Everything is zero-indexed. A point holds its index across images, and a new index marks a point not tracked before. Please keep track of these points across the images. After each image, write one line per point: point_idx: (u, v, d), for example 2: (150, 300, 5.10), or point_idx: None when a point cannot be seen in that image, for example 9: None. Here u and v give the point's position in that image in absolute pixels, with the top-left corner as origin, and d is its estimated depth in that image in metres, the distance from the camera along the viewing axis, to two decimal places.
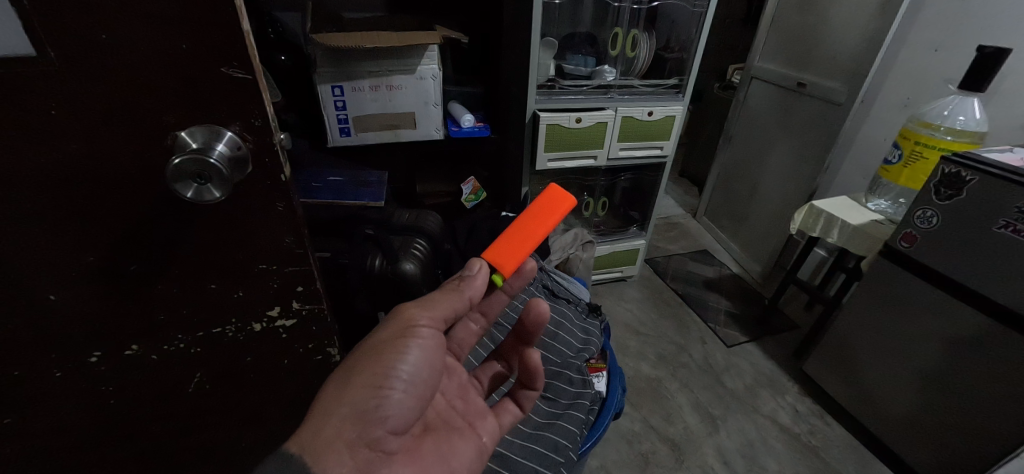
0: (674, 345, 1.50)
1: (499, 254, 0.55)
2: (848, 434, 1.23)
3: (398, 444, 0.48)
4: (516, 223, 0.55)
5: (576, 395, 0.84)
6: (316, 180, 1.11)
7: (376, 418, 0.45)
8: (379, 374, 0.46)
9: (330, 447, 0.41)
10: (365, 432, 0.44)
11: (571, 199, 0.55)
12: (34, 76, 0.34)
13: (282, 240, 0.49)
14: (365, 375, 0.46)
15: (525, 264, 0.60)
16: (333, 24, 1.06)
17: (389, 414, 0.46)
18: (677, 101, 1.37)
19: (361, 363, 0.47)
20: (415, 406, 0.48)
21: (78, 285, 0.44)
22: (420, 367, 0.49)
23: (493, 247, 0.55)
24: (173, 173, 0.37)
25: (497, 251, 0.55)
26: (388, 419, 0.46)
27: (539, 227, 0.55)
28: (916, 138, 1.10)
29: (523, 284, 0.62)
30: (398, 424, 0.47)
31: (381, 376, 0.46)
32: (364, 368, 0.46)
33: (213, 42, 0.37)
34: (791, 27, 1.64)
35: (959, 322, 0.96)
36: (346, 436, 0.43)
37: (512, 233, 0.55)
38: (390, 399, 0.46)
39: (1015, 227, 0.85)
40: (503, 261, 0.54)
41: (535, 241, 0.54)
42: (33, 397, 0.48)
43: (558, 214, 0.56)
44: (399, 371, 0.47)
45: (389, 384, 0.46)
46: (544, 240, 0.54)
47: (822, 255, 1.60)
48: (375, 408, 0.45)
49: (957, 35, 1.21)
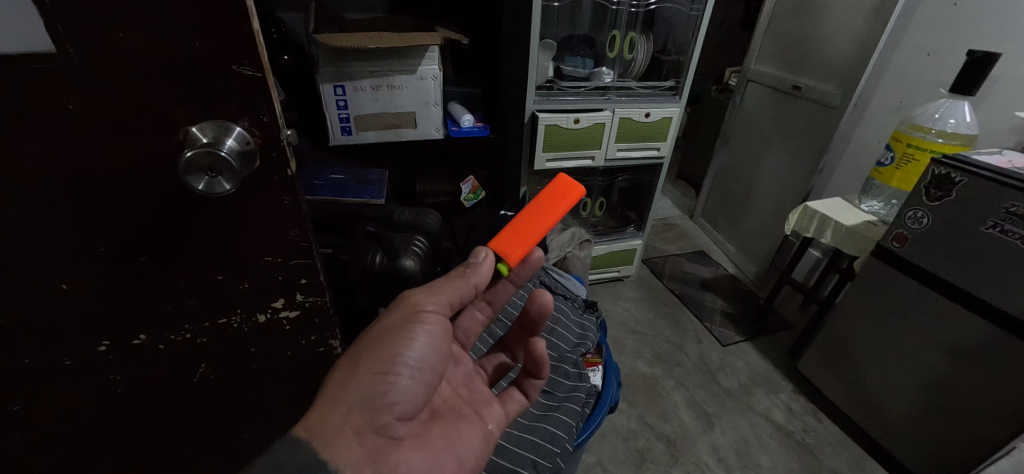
0: (669, 344, 1.51)
1: (505, 243, 0.55)
2: (841, 432, 1.25)
3: (405, 431, 0.49)
4: (523, 213, 0.57)
5: (572, 388, 0.85)
6: (317, 178, 1.12)
7: (384, 404, 0.47)
8: (384, 361, 0.47)
9: (338, 434, 0.43)
10: (371, 419, 0.45)
11: (577, 188, 0.56)
12: (53, 72, 0.36)
13: (288, 233, 0.50)
14: (371, 361, 0.47)
15: (531, 253, 0.60)
16: (336, 26, 1.08)
17: (396, 400, 0.48)
18: (673, 102, 1.40)
19: (367, 350, 0.48)
20: (421, 392, 0.50)
21: (88, 275, 0.45)
22: (427, 353, 0.50)
23: (500, 235, 0.56)
24: (185, 166, 0.39)
25: (503, 239, 0.56)
26: (395, 405, 0.48)
27: (546, 216, 0.56)
28: (908, 140, 1.12)
29: (529, 273, 0.62)
30: (405, 410, 0.49)
31: (388, 362, 0.48)
32: (371, 353, 0.47)
33: (224, 41, 0.39)
34: (787, 31, 1.66)
35: (951, 321, 0.98)
36: (353, 423, 0.44)
37: (519, 221, 0.56)
38: (396, 385, 0.48)
39: (1003, 227, 0.87)
40: (508, 250, 0.55)
41: (543, 231, 0.55)
42: (45, 384, 0.49)
43: (564, 205, 0.56)
44: (405, 357, 0.49)
45: (395, 371, 0.48)
46: (551, 228, 0.55)
47: (817, 255, 1.62)
48: (382, 395, 0.46)
49: (949, 39, 1.24)
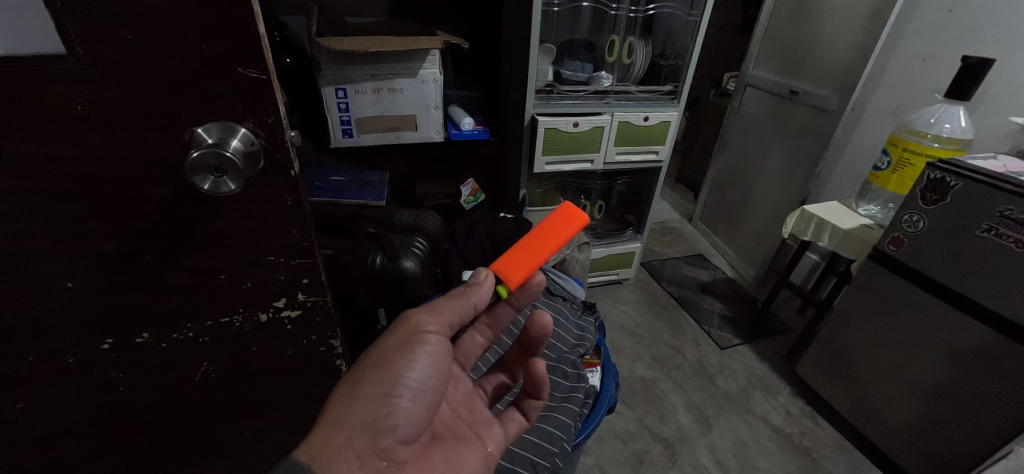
0: (668, 346, 1.52)
1: (506, 267, 0.56)
2: (839, 435, 1.25)
3: (406, 454, 0.50)
4: (528, 237, 0.57)
5: (571, 388, 0.85)
6: (318, 179, 1.13)
7: (387, 425, 0.47)
8: (385, 383, 0.48)
9: (339, 456, 0.43)
10: (374, 442, 0.46)
11: (582, 216, 0.56)
12: (62, 72, 0.36)
13: (290, 233, 0.51)
14: (372, 383, 0.48)
15: (532, 278, 0.60)
16: (338, 30, 1.10)
17: (397, 422, 0.48)
18: (671, 106, 1.41)
19: (368, 371, 0.49)
20: (422, 411, 0.50)
21: (92, 274, 0.45)
22: (427, 374, 0.51)
23: (503, 258, 0.56)
24: (192, 165, 0.40)
25: (506, 263, 0.56)
26: (397, 428, 0.48)
27: (550, 242, 0.56)
28: (904, 145, 1.13)
29: (529, 297, 0.62)
30: (406, 433, 0.49)
31: (388, 384, 0.48)
32: (375, 375, 0.48)
33: (231, 43, 0.40)
34: (784, 36, 1.68)
35: (949, 325, 0.98)
36: (354, 446, 0.45)
37: (522, 246, 0.56)
38: (397, 407, 0.48)
39: (998, 231, 0.88)
40: (509, 273, 0.55)
41: (545, 256, 0.55)
42: (47, 382, 0.50)
43: (569, 231, 0.57)
44: (406, 378, 0.49)
45: (395, 393, 0.48)
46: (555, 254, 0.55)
47: (815, 259, 1.63)
48: (382, 417, 0.47)
49: (944, 45, 1.25)
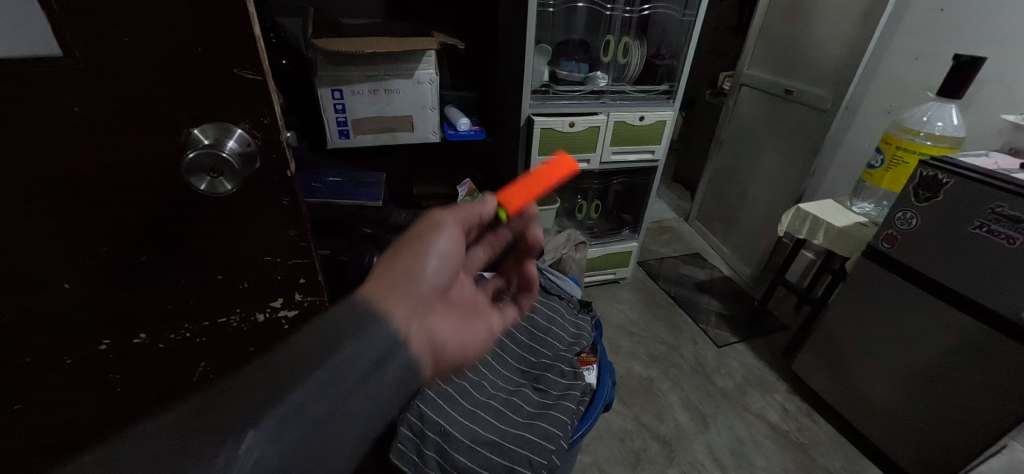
0: (665, 345, 1.53)
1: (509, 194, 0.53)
2: (835, 432, 1.26)
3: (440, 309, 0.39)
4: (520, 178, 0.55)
5: (567, 387, 0.85)
6: (315, 180, 1.13)
7: (431, 291, 0.36)
8: (413, 255, 0.38)
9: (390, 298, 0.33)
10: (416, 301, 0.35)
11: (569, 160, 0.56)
12: (58, 73, 0.36)
13: (287, 233, 0.51)
14: (397, 258, 0.37)
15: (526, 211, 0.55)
16: (334, 31, 1.10)
17: (433, 287, 0.37)
18: (667, 106, 1.42)
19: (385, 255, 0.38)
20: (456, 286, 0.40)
21: (89, 275, 0.45)
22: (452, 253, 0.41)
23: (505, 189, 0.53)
24: (186, 168, 0.40)
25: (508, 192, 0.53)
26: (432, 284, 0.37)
27: (540, 181, 0.54)
28: (896, 143, 1.14)
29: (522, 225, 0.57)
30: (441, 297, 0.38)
31: (415, 259, 0.38)
32: (418, 250, 0.39)
33: (227, 45, 0.40)
34: (778, 36, 1.69)
35: (943, 321, 0.99)
36: (398, 292, 0.34)
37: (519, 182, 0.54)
38: (432, 275, 0.38)
39: (989, 227, 0.89)
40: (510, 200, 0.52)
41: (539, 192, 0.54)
42: (43, 384, 0.49)
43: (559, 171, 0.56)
44: (433, 252, 0.39)
45: (424, 262, 0.38)
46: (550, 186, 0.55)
47: (811, 257, 1.64)
48: (417, 278, 0.36)
49: (936, 44, 1.26)
